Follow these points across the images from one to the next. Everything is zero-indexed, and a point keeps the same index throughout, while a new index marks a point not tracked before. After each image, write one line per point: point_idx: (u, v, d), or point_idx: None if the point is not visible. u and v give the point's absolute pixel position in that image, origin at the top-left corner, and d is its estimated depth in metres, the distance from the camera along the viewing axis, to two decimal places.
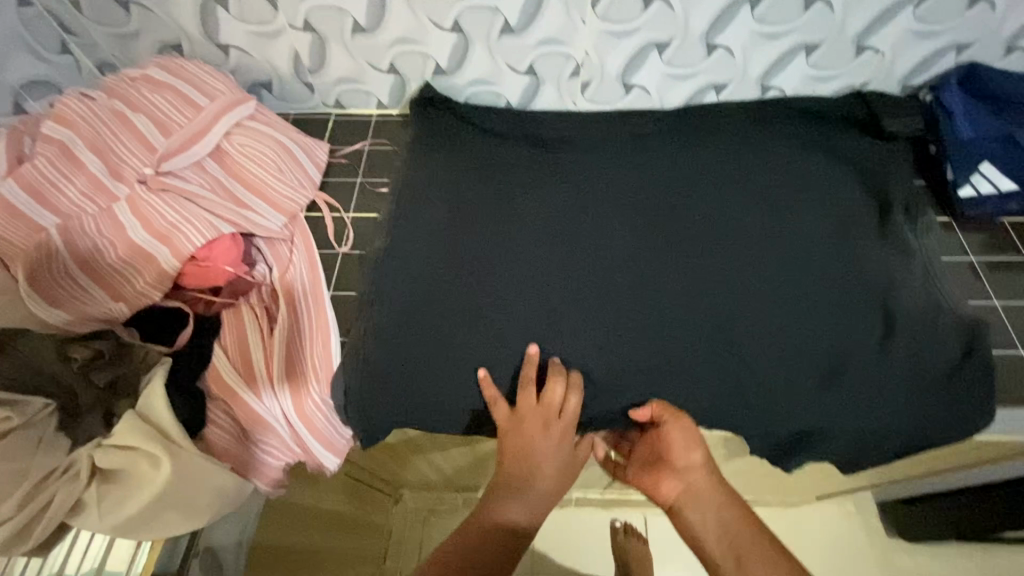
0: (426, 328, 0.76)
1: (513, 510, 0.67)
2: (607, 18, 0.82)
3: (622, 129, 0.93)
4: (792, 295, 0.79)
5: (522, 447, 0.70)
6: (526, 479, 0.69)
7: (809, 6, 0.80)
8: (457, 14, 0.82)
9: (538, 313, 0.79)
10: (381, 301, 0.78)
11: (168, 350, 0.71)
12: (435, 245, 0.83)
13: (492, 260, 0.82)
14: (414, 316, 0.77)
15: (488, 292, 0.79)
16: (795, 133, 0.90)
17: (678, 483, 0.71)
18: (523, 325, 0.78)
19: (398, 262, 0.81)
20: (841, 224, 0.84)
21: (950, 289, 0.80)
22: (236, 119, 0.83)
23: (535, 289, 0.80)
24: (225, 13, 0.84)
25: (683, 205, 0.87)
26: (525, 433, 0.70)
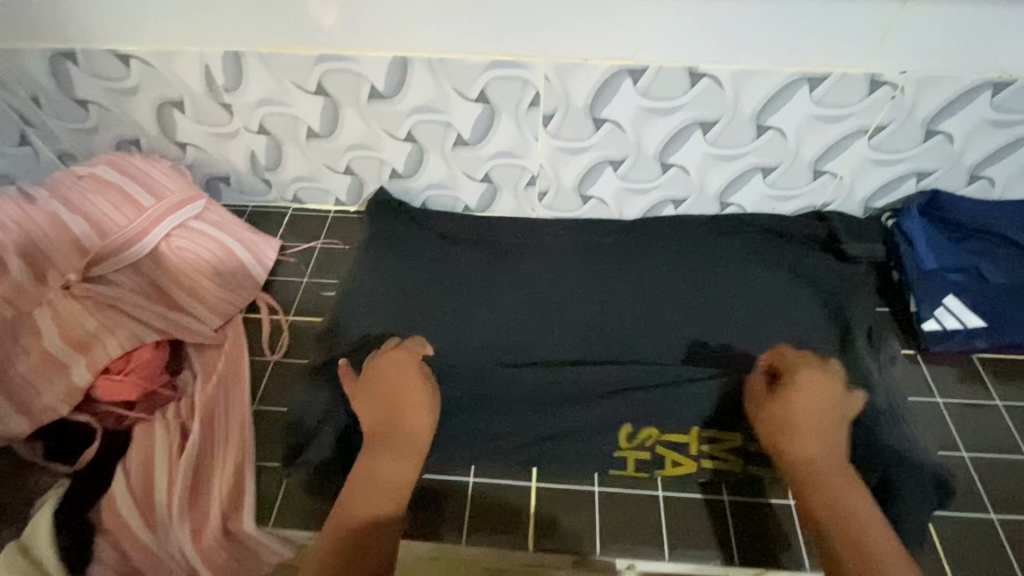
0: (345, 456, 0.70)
1: (392, 462, 0.61)
2: (559, 136, 0.81)
3: (578, 240, 0.92)
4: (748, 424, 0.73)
5: (383, 397, 0.66)
6: (391, 429, 0.63)
7: (763, 132, 0.78)
8: (409, 125, 0.82)
9: (472, 441, 0.73)
10: (301, 422, 0.73)
11: (70, 468, 0.67)
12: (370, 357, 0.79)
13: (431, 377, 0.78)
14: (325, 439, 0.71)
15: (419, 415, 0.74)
16: (753, 251, 0.88)
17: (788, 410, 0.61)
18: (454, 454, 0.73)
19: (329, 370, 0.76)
20: (801, 351, 0.79)
21: (917, 433, 0.73)
22: (180, 220, 0.81)
23: (472, 412, 0.75)
24: (180, 114, 0.84)
25: (633, 322, 0.84)
26: (380, 380, 0.68)
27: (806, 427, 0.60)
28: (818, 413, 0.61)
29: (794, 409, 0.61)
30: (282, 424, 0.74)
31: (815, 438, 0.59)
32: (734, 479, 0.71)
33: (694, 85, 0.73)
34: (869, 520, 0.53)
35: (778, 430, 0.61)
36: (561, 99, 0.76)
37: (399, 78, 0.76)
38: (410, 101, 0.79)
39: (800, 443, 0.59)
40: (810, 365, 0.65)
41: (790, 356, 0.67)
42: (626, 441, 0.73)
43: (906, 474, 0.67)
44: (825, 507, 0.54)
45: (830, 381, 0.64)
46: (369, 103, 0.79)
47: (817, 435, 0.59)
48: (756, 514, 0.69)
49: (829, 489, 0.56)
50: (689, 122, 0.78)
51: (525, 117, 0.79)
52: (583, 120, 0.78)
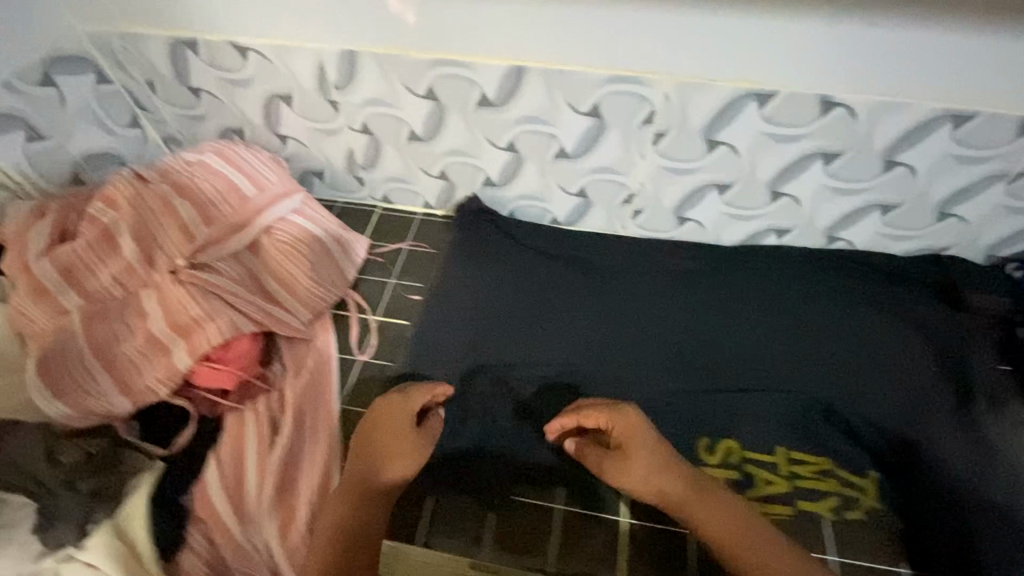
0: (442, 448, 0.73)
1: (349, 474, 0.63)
2: (668, 157, 0.78)
3: (670, 263, 0.89)
4: (848, 461, 0.69)
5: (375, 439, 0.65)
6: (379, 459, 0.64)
7: (891, 169, 0.74)
8: (513, 135, 0.81)
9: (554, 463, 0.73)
10: None
11: (165, 451, 0.68)
12: (461, 370, 0.80)
13: (515, 390, 0.78)
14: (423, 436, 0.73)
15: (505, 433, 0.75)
16: (858, 291, 0.83)
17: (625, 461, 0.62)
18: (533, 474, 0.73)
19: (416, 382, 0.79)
20: (917, 406, 0.73)
21: None
22: (280, 213, 0.82)
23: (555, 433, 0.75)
24: (288, 108, 0.85)
25: (729, 355, 0.80)
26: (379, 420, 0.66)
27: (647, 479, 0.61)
28: (653, 461, 0.61)
29: (634, 464, 0.61)
30: None
31: (663, 473, 0.60)
32: (835, 503, 0.66)
33: (826, 113, 0.69)
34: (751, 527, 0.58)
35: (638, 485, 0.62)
36: (678, 119, 0.73)
37: (512, 88, 0.74)
38: (519, 111, 0.77)
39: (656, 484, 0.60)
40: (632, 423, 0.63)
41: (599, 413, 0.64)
42: (709, 455, 0.70)
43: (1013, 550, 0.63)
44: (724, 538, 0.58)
45: (642, 429, 0.63)
46: (477, 110, 0.78)
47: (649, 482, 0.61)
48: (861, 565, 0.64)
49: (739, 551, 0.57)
50: (811, 152, 0.74)
51: (634, 135, 0.76)
52: (698, 142, 0.75)
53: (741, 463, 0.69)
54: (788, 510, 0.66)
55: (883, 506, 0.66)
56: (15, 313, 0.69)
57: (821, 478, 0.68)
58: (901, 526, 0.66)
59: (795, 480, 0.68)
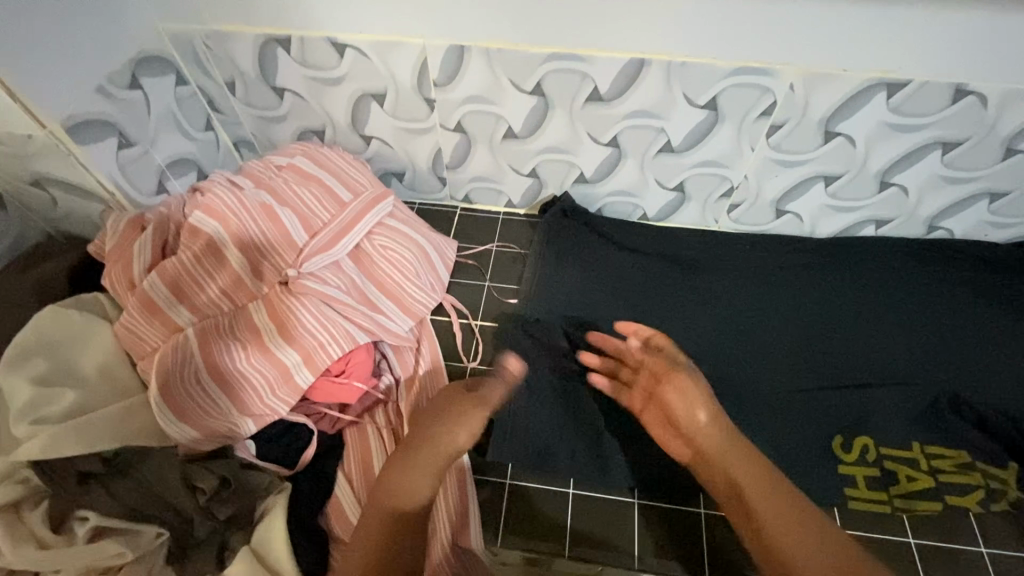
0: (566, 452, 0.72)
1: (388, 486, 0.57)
2: (779, 148, 0.77)
3: (769, 258, 0.87)
4: (986, 454, 0.68)
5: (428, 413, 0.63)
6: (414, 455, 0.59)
7: (1009, 156, 0.73)
8: (619, 130, 0.78)
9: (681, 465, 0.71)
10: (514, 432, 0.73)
11: (290, 471, 0.65)
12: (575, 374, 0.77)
13: None
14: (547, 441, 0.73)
15: (634, 437, 0.73)
16: (964, 281, 0.82)
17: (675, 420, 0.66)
18: (662, 478, 0.71)
19: (536, 386, 0.76)
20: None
21: None
22: (378, 217, 0.78)
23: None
24: (378, 107, 0.81)
25: (843, 348, 0.79)
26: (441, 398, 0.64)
27: (711, 439, 0.61)
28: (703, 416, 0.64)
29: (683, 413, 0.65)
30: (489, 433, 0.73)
31: (722, 450, 0.60)
32: (980, 496, 0.66)
33: (956, 102, 0.68)
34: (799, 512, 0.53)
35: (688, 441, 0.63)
36: (797, 111, 0.72)
37: (628, 82, 0.72)
38: (630, 105, 0.75)
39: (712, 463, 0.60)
40: (671, 369, 0.69)
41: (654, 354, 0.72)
42: (846, 453, 0.69)
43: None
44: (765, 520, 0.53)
45: (696, 386, 0.67)
46: (585, 106, 0.76)
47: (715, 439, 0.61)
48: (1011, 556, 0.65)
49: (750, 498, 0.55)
50: (929, 141, 0.73)
51: (748, 128, 0.75)
52: (814, 132, 0.74)
53: (880, 460, 0.69)
54: (934, 506, 0.66)
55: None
56: (122, 332, 0.65)
57: (962, 471, 0.67)
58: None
59: (938, 475, 0.67)
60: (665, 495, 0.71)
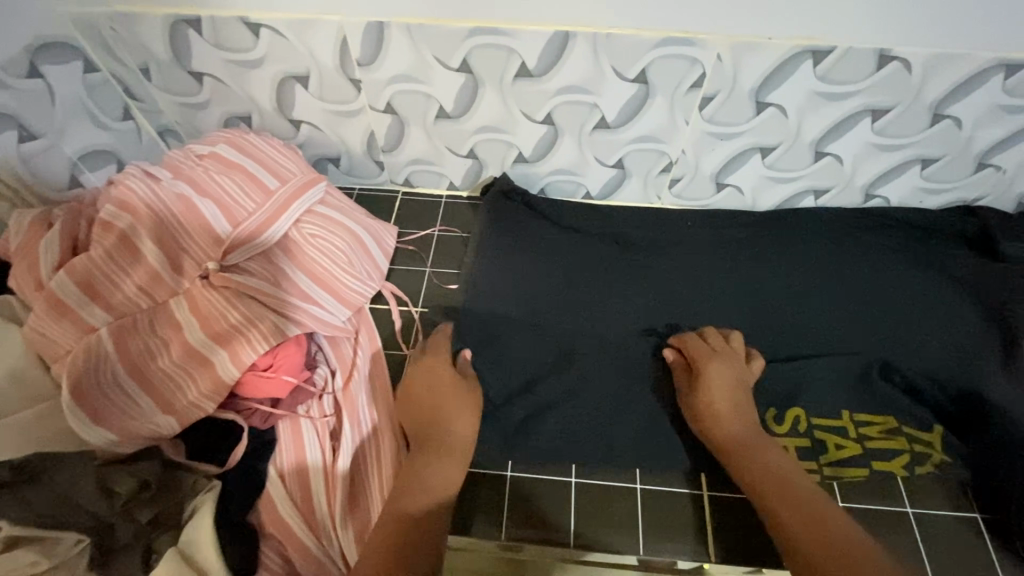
0: (499, 437, 0.71)
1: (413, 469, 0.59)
2: (713, 121, 0.76)
3: (711, 232, 0.87)
4: (913, 418, 0.69)
5: (422, 414, 0.65)
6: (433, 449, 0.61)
7: (937, 122, 0.74)
8: (552, 106, 0.76)
9: (621, 443, 0.71)
10: None
11: (219, 469, 0.63)
12: (516, 357, 0.76)
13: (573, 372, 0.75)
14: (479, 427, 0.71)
15: (574, 420, 0.73)
16: (899, 248, 0.83)
17: (706, 391, 0.67)
18: (602, 457, 0.70)
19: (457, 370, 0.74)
20: (974, 362, 0.73)
21: None
22: (308, 204, 0.76)
23: (623, 412, 0.73)
24: (303, 90, 0.78)
25: (782, 320, 0.79)
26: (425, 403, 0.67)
27: (725, 410, 0.65)
28: (733, 389, 0.67)
29: (711, 384, 0.67)
30: None
31: (727, 416, 0.64)
32: (906, 460, 0.66)
33: (881, 68, 0.68)
34: (783, 472, 0.57)
35: (702, 412, 0.66)
36: (727, 81, 0.71)
37: (555, 55, 0.70)
38: (560, 80, 0.73)
39: (715, 423, 0.64)
40: (710, 355, 0.71)
41: (717, 336, 0.74)
42: (779, 425, 0.68)
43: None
44: (755, 476, 0.58)
45: (731, 366, 0.69)
46: (515, 82, 0.74)
47: (734, 410, 0.65)
48: (936, 516, 0.64)
49: (749, 453, 0.60)
50: (859, 109, 0.73)
51: (681, 101, 0.74)
52: (745, 104, 0.73)
53: (811, 430, 0.68)
54: (861, 472, 0.66)
55: (953, 459, 0.66)
56: (32, 335, 0.63)
57: (888, 437, 0.67)
58: (972, 479, 0.65)
59: (864, 441, 0.67)
60: (603, 468, 0.70)
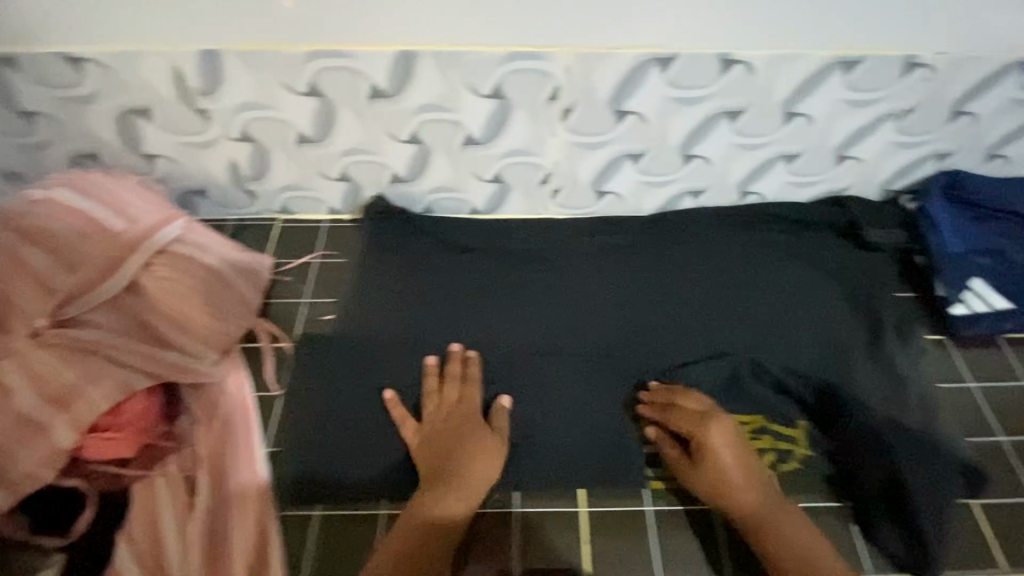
0: (363, 462, 0.67)
1: (415, 502, 0.62)
2: (578, 132, 0.76)
3: (595, 240, 0.87)
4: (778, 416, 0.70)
5: (439, 440, 0.66)
6: (450, 474, 0.63)
7: (791, 120, 0.75)
8: (415, 125, 0.74)
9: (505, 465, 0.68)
10: (306, 443, 0.68)
11: (64, 541, 0.60)
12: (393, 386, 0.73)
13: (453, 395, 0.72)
14: (344, 452, 0.68)
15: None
16: (772, 244, 0.86)
17: (717, 451, 0.63)
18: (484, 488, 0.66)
19: (323, 399, 0.72)
20: (840, 357, 0.75)
21: (946, 420, 0.71)
22: (160, 244, 0.72)
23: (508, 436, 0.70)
24: (148, 124, 0.74)
25: (665, 325, 0.80)
26: (441, 426, 0.67)
27: (739, 476, 0.62)
28: (744, 451, 0.64)
29: (719, 445, 0.63)
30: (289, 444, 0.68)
31: (747, 487, 0.61)
32: (771, 459, 0.67)
33: (726, 72, 0.69)
34: (818, 553, 0.58)
35: (705, 478, 0.62)
36: (582, 93, 0.70)
37: (404, 73, 0.68)
38: (414, 99, 0.71)
39: (738, 498, 0.61)
40: (706, 411, 0.67)
41: (690, 394, 0.70)
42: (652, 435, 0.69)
43: (933, 457, 0.65)
44: (778, 555, 0.58)
45: (724, 418, 0.66)
46: (369, 103, 0.71)
47: (743, 476, 0.62)
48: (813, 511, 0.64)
49: (775, 528, 0.59)
50: (715, 113, 0.73)
51: (542, 114, 0.73)
52: (605, 113, 0.73)
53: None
54: None
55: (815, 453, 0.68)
56: None
57: (757, 437, 0.69)
58: (835, 471, 0.67)
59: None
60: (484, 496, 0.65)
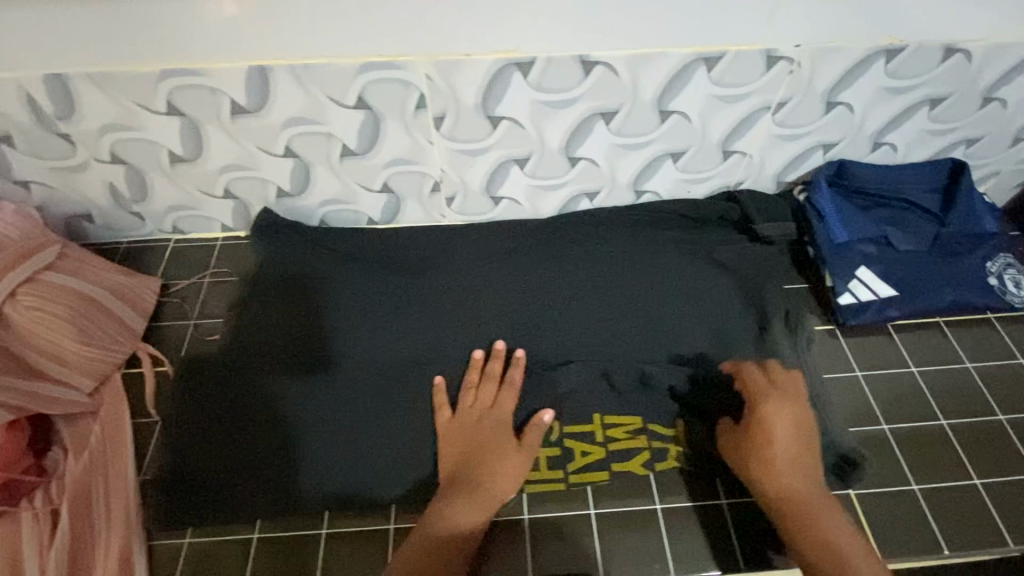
0: (234, 475, 0.68)
1: (447, 501, 0.63)
2: (455, 139, 0.75)
3: (492, 245, 0.87)
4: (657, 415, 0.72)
5: (466, 443, 0.68)
6: (476, 478, 0.65)
7: (666, 118, 0.75)
8: (286, 139, 0.73)
9: (377, 475, 0.69)
10: (180, 457, 0.69)
11: None
12: (272, 400, 0.73)
13: (334, 406, 0.72)
14: (217, 464, 0.68)
15: (328, 464, 0.69)
16: (669, 241, 0.86)
17: (784, 424, 0.64)
18: (353, 498, 0.68)
19: (201, 411, 0.72)
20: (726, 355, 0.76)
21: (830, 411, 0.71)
22: (27, 273, 0.70)
23: (384, 448, 0.70)
24: (13, 150, 0.73)
25: (557, 329, 0.80)
26: (471, 431, 0.69)
27: (792, 456, 0.62)
28: (804, 430, 0.64)
29: (778, 420, 0.64)
30: (163, 462, 0.69)
31: (792, 470, 0.61)
32: (645, 458, 0.69)
33: (588, 74, 0.68)
34: (850, 548, 0.55)
35: (756, 454, 0.62)
36: (449, 100, 0.70)
37: (261, 89, 0.67)
38: (278, 114, 0.70)
39: (789, 483, 0.60)
40: (784, 390, 0.68)
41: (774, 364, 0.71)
42: None
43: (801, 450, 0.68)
44: (820, 537, 0.56)
45: (801, 394, 0.67)
46: (234, 120, 0.70)
47: (796, 455, 0.62)
48: (681, 508, 0.67)
49: (811, 515, 0.58)
50: (589, 114, 0.73)
51: (413, 123, 0.72)
52: (476, 119, 0.72)
53: (562, 439, 0.70)
54: (603, 475, 0.68)
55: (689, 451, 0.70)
56: None
57: (633, 436, 0.70)
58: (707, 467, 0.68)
59: (609, 444, 0.70)
60: (358, 511, 0.68)
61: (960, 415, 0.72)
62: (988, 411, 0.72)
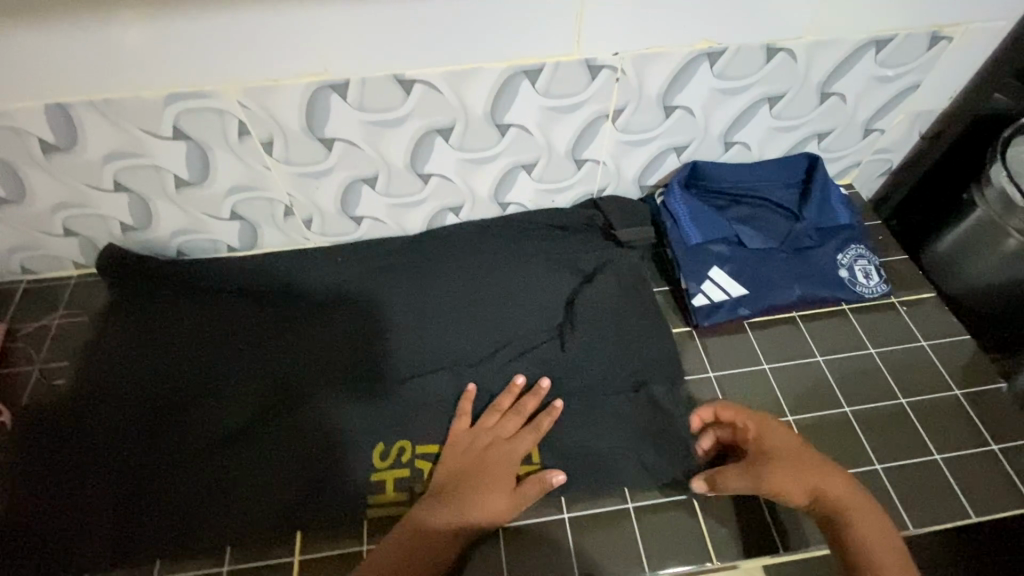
0: (65, 508, 0.66)
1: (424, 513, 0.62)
2: (292, 162, 0.73)
3: (358, 266, 0.85)
4: None
5: (473, 465, 0.66)
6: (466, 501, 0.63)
7: (505, 132, 0.74)
8: (112, 174, 0.71)
9: (212, 504, 0.67)
10: (13, 493, 0.67)
11: None
12: (117, 432, 0.71)
13: (178, 437, 0.71)
14: (50, 497, 0.67)
15: (165, 516, 0.66)
16: (535, 252, 0.85)
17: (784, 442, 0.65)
18: (185, 532, 0.65)
19: (41, 442, 0.71)
20: (585, 370, 0.76)
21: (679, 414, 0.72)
22: None
23: (224, 478, 0.68)
24: None
25: (419, 348, 0.78)
26: (503, 451, 0.67)
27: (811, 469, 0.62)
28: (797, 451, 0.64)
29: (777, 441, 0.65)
30: None
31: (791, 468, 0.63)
32: None
33: (409, 93, 0.67)
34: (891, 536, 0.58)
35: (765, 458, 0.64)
36: (272, 124, 0.68)
37: (68, 127, 0.65)
38: (95, 149, 0.68)
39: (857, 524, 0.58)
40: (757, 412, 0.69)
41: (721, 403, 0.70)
42: (382, 460, 0.69)
43: (642, 460, 0.69)
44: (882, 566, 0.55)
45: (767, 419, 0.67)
46: (48, 158, 0.68)
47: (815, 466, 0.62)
48: (528, 527, 0.66)
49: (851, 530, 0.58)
50: (424, 131, 0.72)
51: (242, 150, 0.70)
52: (308, 143, 0.71)
53: (412, 461, 0.69)
54: None
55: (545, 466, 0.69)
56: None
57: None
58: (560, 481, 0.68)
59: None
60: (187, 554, 0.65)
61: (808, 410, 0.74)
62: (834, 404, 0.74)
